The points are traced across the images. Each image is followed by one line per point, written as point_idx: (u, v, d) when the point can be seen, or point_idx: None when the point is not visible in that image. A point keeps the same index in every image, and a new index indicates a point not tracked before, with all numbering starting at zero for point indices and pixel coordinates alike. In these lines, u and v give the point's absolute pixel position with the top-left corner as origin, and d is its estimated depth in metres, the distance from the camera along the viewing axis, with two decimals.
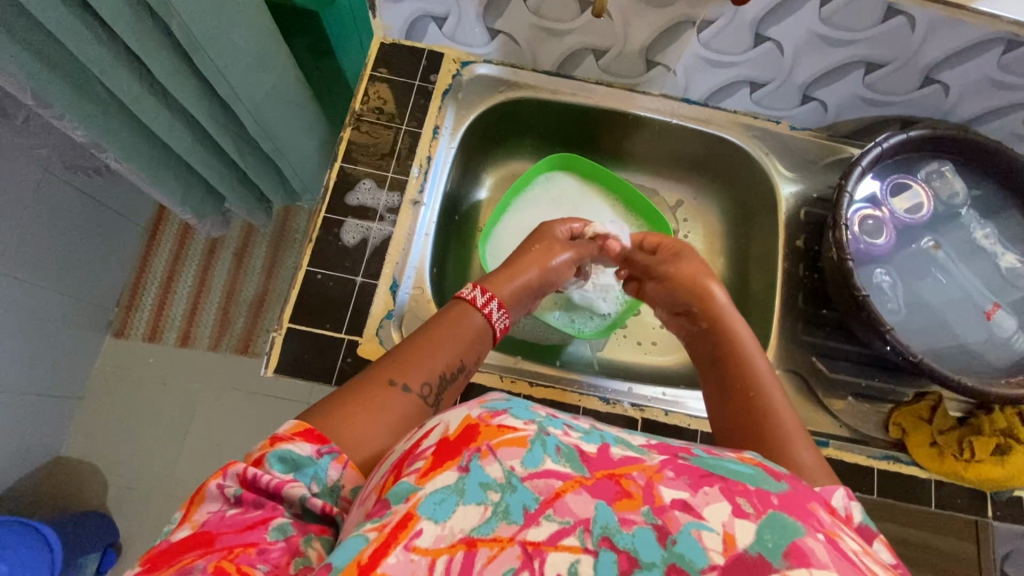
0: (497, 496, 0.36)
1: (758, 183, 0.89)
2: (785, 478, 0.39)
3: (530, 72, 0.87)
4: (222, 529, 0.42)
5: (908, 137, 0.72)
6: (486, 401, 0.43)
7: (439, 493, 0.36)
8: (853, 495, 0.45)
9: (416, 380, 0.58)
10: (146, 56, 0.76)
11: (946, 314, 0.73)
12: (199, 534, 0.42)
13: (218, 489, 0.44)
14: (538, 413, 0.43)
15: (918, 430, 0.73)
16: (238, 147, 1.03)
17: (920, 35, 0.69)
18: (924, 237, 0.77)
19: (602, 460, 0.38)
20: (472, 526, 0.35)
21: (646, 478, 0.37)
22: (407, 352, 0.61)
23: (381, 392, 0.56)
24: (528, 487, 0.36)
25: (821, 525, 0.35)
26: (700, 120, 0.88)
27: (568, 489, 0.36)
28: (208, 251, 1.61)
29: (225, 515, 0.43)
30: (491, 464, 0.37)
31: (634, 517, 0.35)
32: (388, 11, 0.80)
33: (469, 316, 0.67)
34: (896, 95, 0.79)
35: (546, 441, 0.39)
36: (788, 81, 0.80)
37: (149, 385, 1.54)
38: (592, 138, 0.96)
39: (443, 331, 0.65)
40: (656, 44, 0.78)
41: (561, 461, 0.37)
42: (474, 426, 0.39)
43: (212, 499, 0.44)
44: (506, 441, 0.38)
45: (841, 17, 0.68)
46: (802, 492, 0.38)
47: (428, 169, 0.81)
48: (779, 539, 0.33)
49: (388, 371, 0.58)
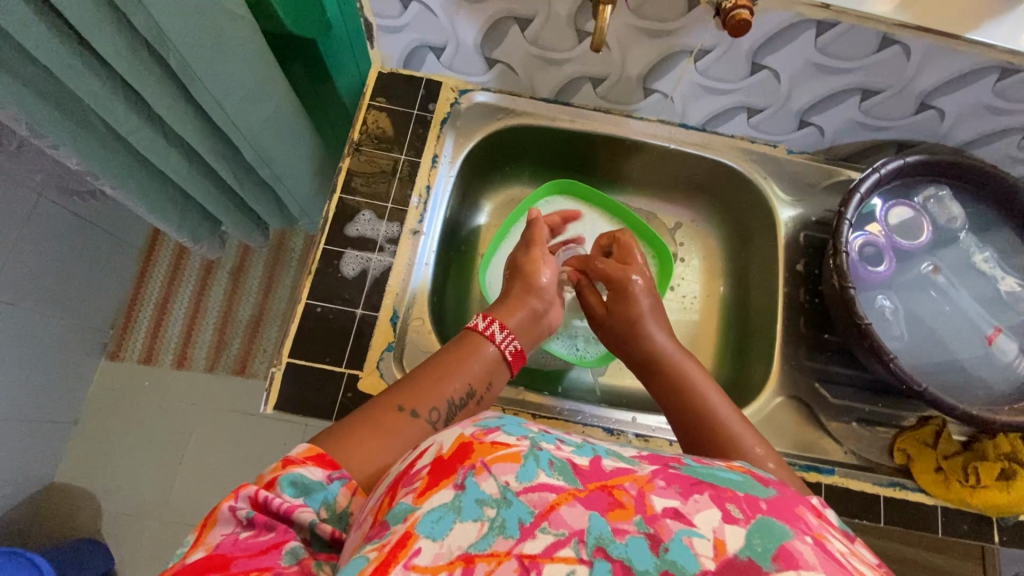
0: (493, 511, 0.37)
1: (757, 206, 0.89)
2: (773, 485, 0.41)
3: (528, 99, 0.87)
4: (236, 551, 0.42)
5: (905, 162, 0.73)
6: (480, 420, 0.46)
7: (436, 512, 0.37)
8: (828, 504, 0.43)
9: (425, 405, 0.60)
10: (144, 88, 0.76)
11: (948, 339, 0.73)
12: (211, 557, 0.42)
13: (231, 511, 0.45)
14: (531, 430, 0.45)
15: (923, 457, 0.73)
16: (235, 174, 1.02)
17: (915, 63, 0.69)
18: (924, 261, 0.77)
19: (595, 473, 0.40)
20: (469, 543, 0.36)
21: (637, 488, 0.38)
22: (418, 377, 0.63)
23: (392, 417, 0.57)
24: (523, 501, 0.37)
25: (808, 528, 0.36)
26: (698, 145, 0.88)
27: (562, 501, 0.37)
28: (205, 273, 1.60)
29: (238, 538, 0.43)
30: (485, 480, 0.38)
31: (627, 527, 0.36)
32: (385, 41, 0.80)
33: (480, 348, 0.67)
34: (892, 120, 0.79)
35: (539, 456, 0.40)
36: (784, 107, 0.80)
37: (144, 409, 1.52)
38: (590, 163, 0.96)
39: (452, 360, 0.65)
40: (653, 72, 0.79)
41: (554, 474, 0.39)
42: (467, 444, 0.41)
43: (225, 522, 0.45)
44: (500, 456, 0.40)
45: (836, 46, 0.69)
46: (790, 498, 0.39)
47: (427, 198, 0.81)
48: (767, 542, 0.34)
49: (399, 396, 0.60)
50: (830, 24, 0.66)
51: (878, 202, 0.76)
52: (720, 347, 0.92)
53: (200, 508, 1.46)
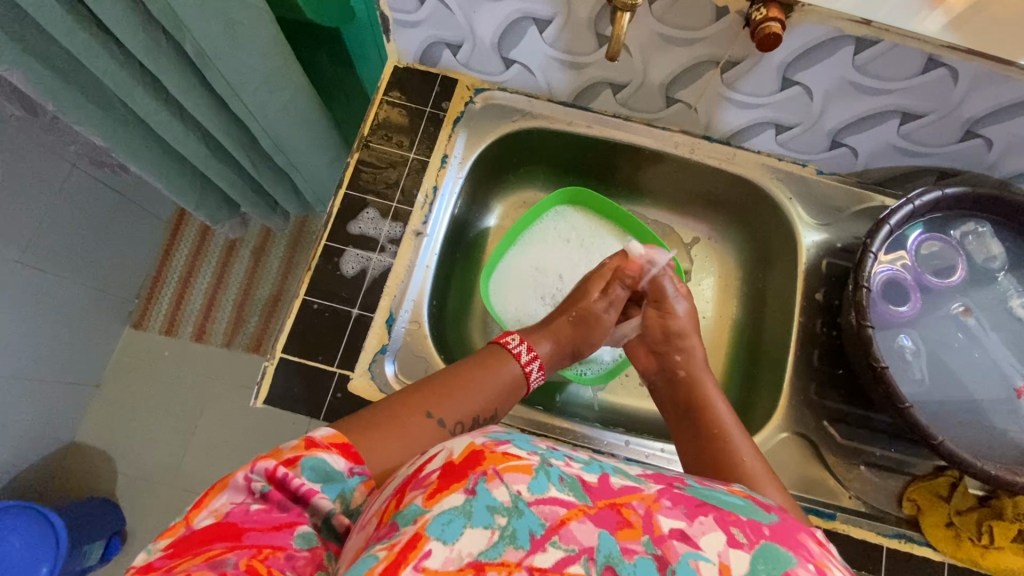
0: (504, 520, 0.37)
1: (780, 228, 0.85)
2: (774, 509, 0.43)
3: (544, 101, 0.84)
4: (248, 524, 0.43)
5: (943, 195, 0.68)
6: (489, 432, 0.46)
7: (446, 515, 0.37)
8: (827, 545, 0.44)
9: (451, 416, 0.60)
10: (160, 73, 0.76)
11: (975, 388, 0.68)
12: (222, 524, 0.43)
13: (246, 481, 0.46)
14: (539, 445, 0.45)
15: (935, 510, 0.69)
16: (251, 160, 1.02)
17: (963, 88, 0.64)
18: (954, 301, 0.71)
19: (603, 490, 0.41)
20: (479, 550, 0.36)
21: (645, 508, 0.40)
22: (450, 384, 0.63)
23: (417, 420, 0.58)
24: (534, 513, 0.38)
25: (811, 556, 0.38)
26: (721, 159, 0.84)
27: (572, 516, 0.38)
28: (226, 250, 1.62)
29: (249, 509, 0.44)
30: (497, 487, 0.39)
31: (636, 547, 0.37)
32: (402, 36, 0.78)
33: (507, 365, 0.68)
34: (934, 146, 0.73)
35: (550, 471, 0.41)
36: (815, 126, 0.76)
37: (161, 379, 1.56)
38: (608, 171, 0.93)
39: (480, 372, 0.66)
40: (677, 81, 0.75)
41: (564, 489, 0.40)
42: (478, 451, 0.41)
43: (236, 490, 0.45)
44: (512, 466, 0.40)
45: (877, 65, 0.64)
46: (790, 523, 0.42)
47: (433, 198, 0.79)
48: (770, 568, 0.36)
49: (429, 399, 0.60)
50: (870, 42, 0.61)
51: (917, 230, 0.71)
52: (728, 371, 0.89)
53: (208, 479, 1.50)
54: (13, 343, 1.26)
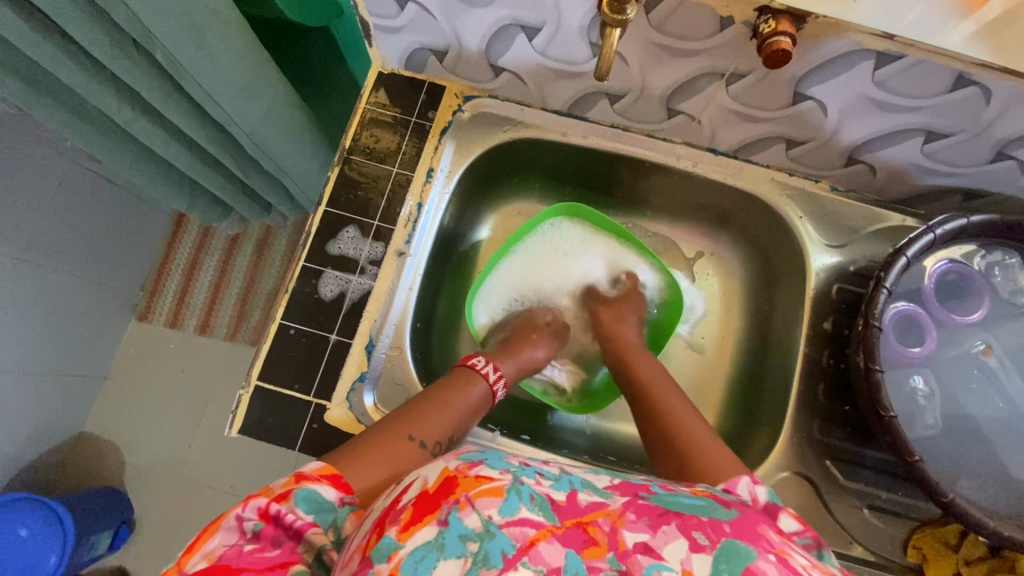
0: (476, 546, 0.36)
1: (788, 248, 0.79)
2: (733, 507, 0.43)
3: (538, 110, 0.79)
4: (242, 566, 0.43)
5: (968, 222, 0.61)
6: (462, 453, 0.44)
7: (419, 551, 0.36)
8: (758, 481, 0.50)
9: (433, 437, 0.56)
10: (133, 81, 0.73)
11: (991, 433, 0.63)
12: (216, 566, 0.42)
13: (237, 521, 0.45)
14: (511, 462, 0.44)
15: (940, 560, 0.65)
16: (238, 164, 0.99)
17: (996, 108, 0.57)
18: (975, 338, 0.65)
19: (571, 508, 0.39)
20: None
21: (610, 524, 0.39)
22: (426, 405, 0.59)
23: (399, 443, 0.53)
24: (506, 534, 0.36)
25: (771, 547, 0.38)
26: (727, 174, 0.78)
27: (542, 537, 0.37)
28: (229, 245, 1.60)
29: (242, 550, 0.44)
30: (469, 515, 0.37)
31: (601, 564, 0.36)
32: (384, 42, 0.73)
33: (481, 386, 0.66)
34: (960, 166, 0.67)
35: (521, 489, 0.39)
36: (829, 141, 0.69)
37: (166, 373, 1.57)
38: (608, 182, 0.87)
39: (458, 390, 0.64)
40: (678, 93, 0.69)
41: (535, 509, 0.38)
42: (452, 477, 0.40)
43: (229, 531, 0.45)
44: (484, 490, 0.38)
45: (899, 82, 0.57)
46: (749, 518, 0.42)
47: (418, 214, 0.75)
48: (733, 567, 0.36)
49: (408, 422, 0.56)
50: (892, 57, 0.55)
51: (942, 259, 0.65)
52: (727, 396, 0.85)
53: (212, 472, 1.50)
54: (17, 339, 1.26)
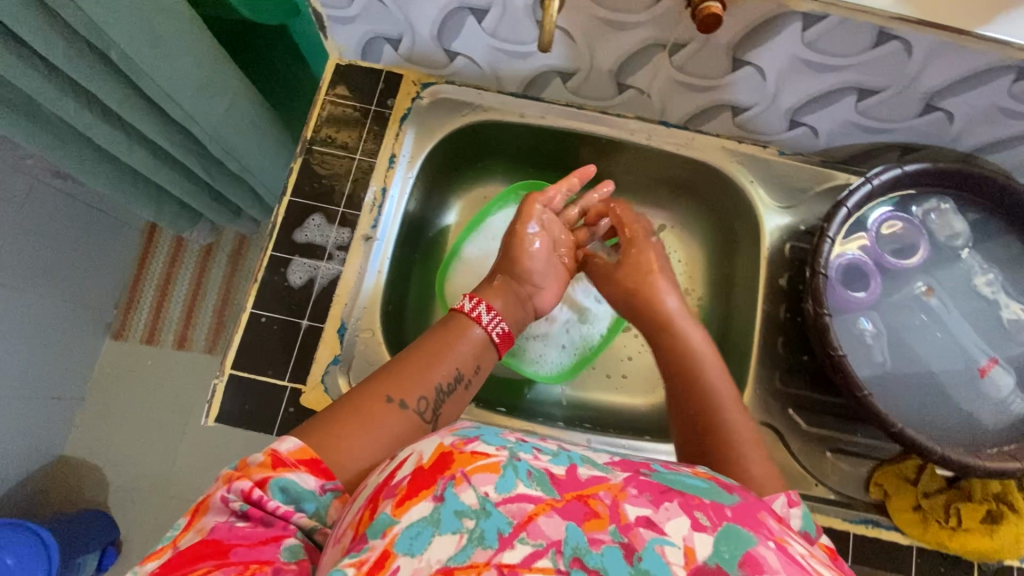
0: (472, 523, 0.36)
1: (743, 212, 0.83)
2: (737, 490, 0.41)
3: (495, 93, 0.81)
4: (233, 541, 0.42)
5: (903, 172, 0.65)
6: (457, 429, 0.44)
7: (415, 526, 0.36)
8: (796, 501, 0.47)
9: (414, 396, 0.57)
10: (90, 84, 0.73)
11: (938, 369, 0.66)
12: (208, 540, 0.42)
13: (225, 501, 0.44)
14: (509, 438, 0.43)
15: (901, 494, 0.68)
16: (203, 166, 0.99)
17: (918, 61, 0.61)
18: (917, 280, 0.69)
19: (571, 482, 0.39)
20: (448, 556, 0.35)
21: (611, 497, 0.38)
22: (405, 366, 0.60)
23: (376, 406, 0.55)
24: (502, 512, 0.36)
25: (772, 533, 0.37)
26: (679, 145, 0.82)
27: (540, 511, 0.37)
28: (203, 256, 1.59)
29: (233, 526, 0.43)
30: (465, 491, 0.37)
31: (603, 536, 0.36)
32: (339, 32, 0.75)
33: (469, 331, 0.66)
34: (894, 121, 0.71)
35: (518, 466, 0.39)
36: (772, 106, 0.73)
37: (145, 388, 1.55)
38: (568, 161, 0.90)
39: (442, 340, 0.64)
40: (626, 67, 0.72)
41: (532, 484, 0.38)
42: (447, 454, 0.40)
43: (218, 510, 0.44)
44: (480, 466, 0.38)
45: (827, 42, 0.61)
46: (753, 502, 0.40)
47: (383, 199, 0.76)
48: (734, 549, 0.35)
49: (387, 385, 0.57)
50: (817, 17, 0.58)
51: (883, 206, 0.69)
52: None
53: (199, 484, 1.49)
54: None
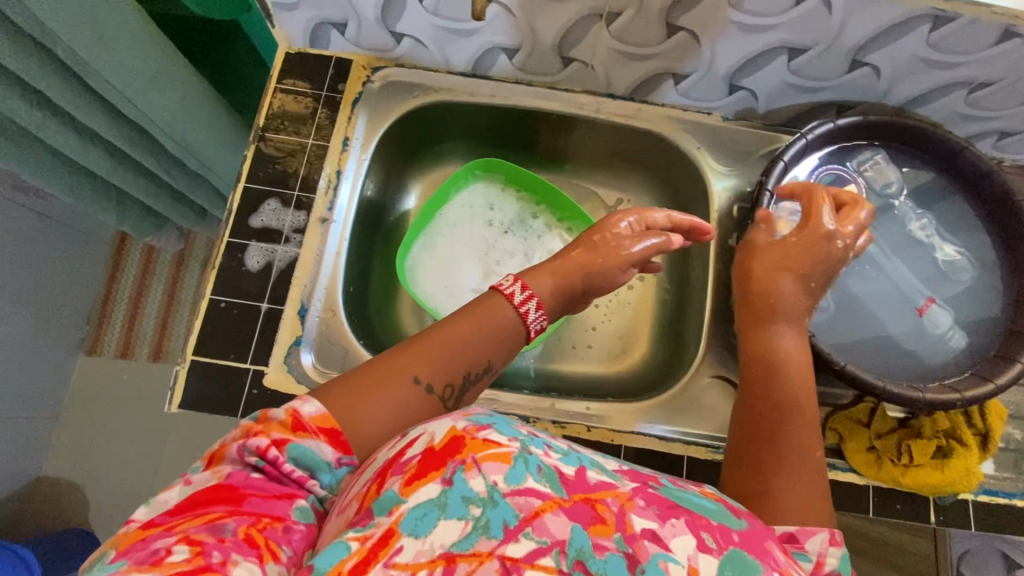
0: (478, 511, 0.37)
1: (692, 178, 0.85)
2: (743, 516, 0.42)
3: (445, 74, 0.83)
4: (249, 491, 0.41)
5: (836, 126, 0.69)
6: (470, 413, 0.44)
7: (421, 508, 0.37)
8: (836, 540, 0.44)
9: (441, 380, 0.52)
10: (37, 82, 0.73)
11: (880, 311, 0.69)
12: (221, 487, 0.41)
13: (242, 453, 0.43)
14: (520, 430, 0.43)
15: (855, 437, 0.70)
16: (162, 165, 0.99)
17: (838, 16, 0.64)
18: None
19: (580, 484, 0.39)
20: (452, 541, 0.36)
21: (618, 505, 0.39)
22: (440, 342, 0.54)
23: (399, 387, 0.50)
24: (509, 503, 0.37)
25: (775, 564, 0.38)
26: (627, 116, 0.84)
27: (546, 509, 0.37)
28: (175, 266, 1.58)
29: (249, 476, 0.43)
30: (474, 477, 0.38)
31: (607, 543, 0.36)
32: (286, 20, 0.76)
33: (503, 312, 0.59)
34: (826, 79, 0.74)
35: (529, 459, 0.39)
36: (710, 71, 0.75)
37: (122, 401, 1.53)
38: (523, 139, 0.92)
39: (474, 327, 0.56)
40: (567, 40, 0.74)
41: (542, 480, 0.38)
42: (458, 438, 0.40)
43: (234, 460, 0.44)
44: (492, 455, 0.39)
45: (752, 2, 0.63)
46: (758, 530, 0.41)
47: (337, 182, 0.77)
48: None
49: (417, 362, 0.52)
50: None
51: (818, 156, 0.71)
52: (658, 327, 0.90)
53: None
54: None
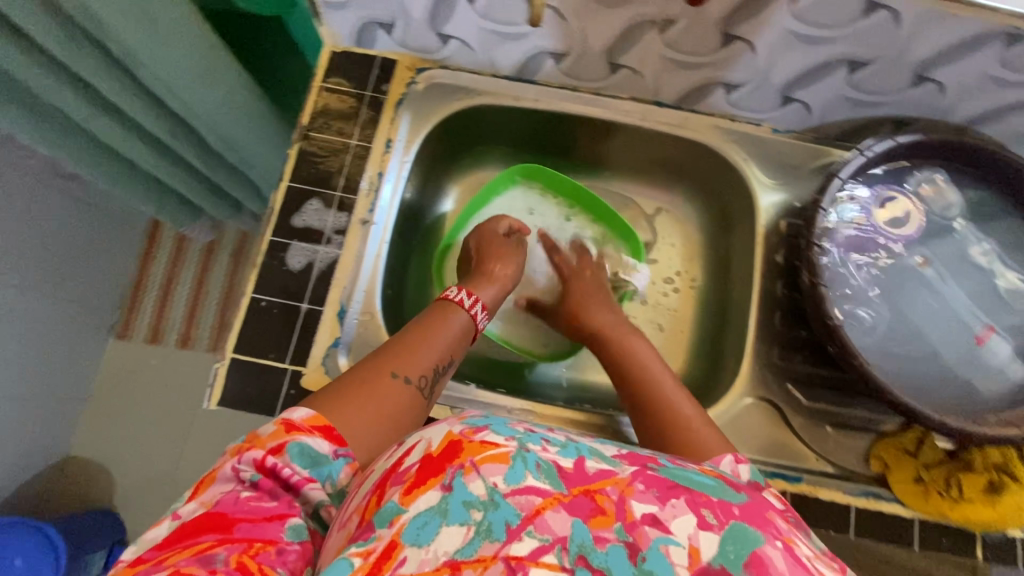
0: (479, 515, 0.36)
1: (738, 190, 0.83)
2: (744, 491, 0.42)
3: (489, 77, 0.82)
4: (239, 513, 0.42)
5: (896, 143, 0.65)
6: (466, 417, 0.44)
7: (421, 517, 0.36)
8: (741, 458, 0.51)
9: (417, 371, 0.59)
10: (89, 75, 0.74)
11: (936, 340, 0.67)
12: (212, 513, 0.42)
13: (235, 471, 0.46)
14: (517, 429, 0.43)
15: (901, 466, 0.68)
16: (202, 158, 1.00)
17: (907, 31, 0.61)
18: (912, 252, 0.70)
19: (579, 476, 0.39)
20: (455, 547, 0.35)
21: (619, 493, 0.38)
22: (408, 342, 0.62)
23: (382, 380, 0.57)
24: (510, 503, 0.37)
25: (778, 533, 0.37)
26: (673, 125, 0.82)
27: (547, 506, 0.37)
28: (205, 254, 1.59)
29: (239, 497, 0.44)
30: (473, 480, 0.38)
31: (609, 534, 0.36)
32: (333, 18, 0.76)
33: (453, 317, 0.68)
34: (886, 94, 0.71)
35: (526, 457, 0.39)
36: (765, 82, 0.73)
37: (151, 388, 1.54)
38: (564, 145, 0.90)
39: (427, 328, 0.65)
40: (618, 46, 0.72)
41: (541, 477, 0.38)
42: (455, 442, 0.40)
43: (225, 480, 0.46)
44: (490, 456, 0.39)
45: (817, 13, 0.61)
46: (758, 503, 0.41)
47: (378, 184, 0.77)
48: (739, 550, 0.35)
49: (392, 361, 0.59)
50: None
51: (873, 177, 0.69)
52: (695, 342, 0.88)
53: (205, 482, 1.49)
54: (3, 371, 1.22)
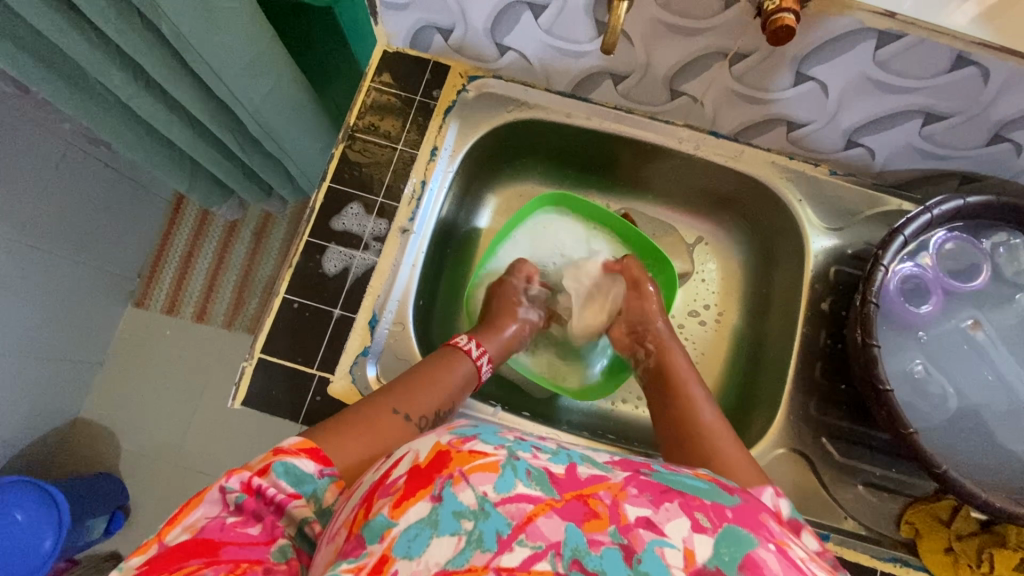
0: (470, 525, 0.35)
1: (789, 231, 0.80)
2: (738, 492, 0.40)
3: (542, 91, 0.79)
4: (224, 539, 0.40)
5: (964, 203, 0.63)
6: (454, 427, 0.42)
7: (411, 529, 0.35)
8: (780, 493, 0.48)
9: (419, 411, 0.57)
10: (140, 57, 0.72)
11: (985, 410, 0.64)
12: (198, 540, 0.40)
13: (220, 492, 0.42)
14: (506, 437, 0.42)
15: (934, 535, 0.66)
16: (240, 143, 0.98)
17: (995, 88, 0.58)
18: (964, 313, 0.67)
19: (571, 481, 0.38)
20: (446, 559, 0.34)
21: (611, 497, 0.37)
22: (413, 379, 0.60)
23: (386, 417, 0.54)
24: (501, 513, 0.35)
25: (771, 535, 0.36)
26: (728, 157, 0.79)
27: (539, 512, 0.35)
28: (227, 231, 1.45)
29: (225, 523, 0.41)
30: (463, 491, 0.36)
31: (602, 538, 0.35)
32: (390, 20, 0.74)
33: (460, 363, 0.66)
34: (958, 149, 0.68)
35: (517, 465, 0.38)
36: (831, 124, 0.70)
37: (147, 368, 1.41)
38: (611, 165, 0.88)
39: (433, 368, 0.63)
40: (682, 73, 0.69)
41: (532, 484, 0.37)
42: (443, 452, 0.38)
43: (210, 504, 0.42)
44: (478, 466, 0.37)
45: (899, 62, 0.58)
46: (753, 505, 0.39)
47: (421, 192, 0.75)
48: (734, 552, 0.34)
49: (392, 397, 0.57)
50: (894, 36, 0.56)
51: (938, 233, 0.66)
52: (725, 378, 0.86)
53: None
54: (33, 341, 1.20)
